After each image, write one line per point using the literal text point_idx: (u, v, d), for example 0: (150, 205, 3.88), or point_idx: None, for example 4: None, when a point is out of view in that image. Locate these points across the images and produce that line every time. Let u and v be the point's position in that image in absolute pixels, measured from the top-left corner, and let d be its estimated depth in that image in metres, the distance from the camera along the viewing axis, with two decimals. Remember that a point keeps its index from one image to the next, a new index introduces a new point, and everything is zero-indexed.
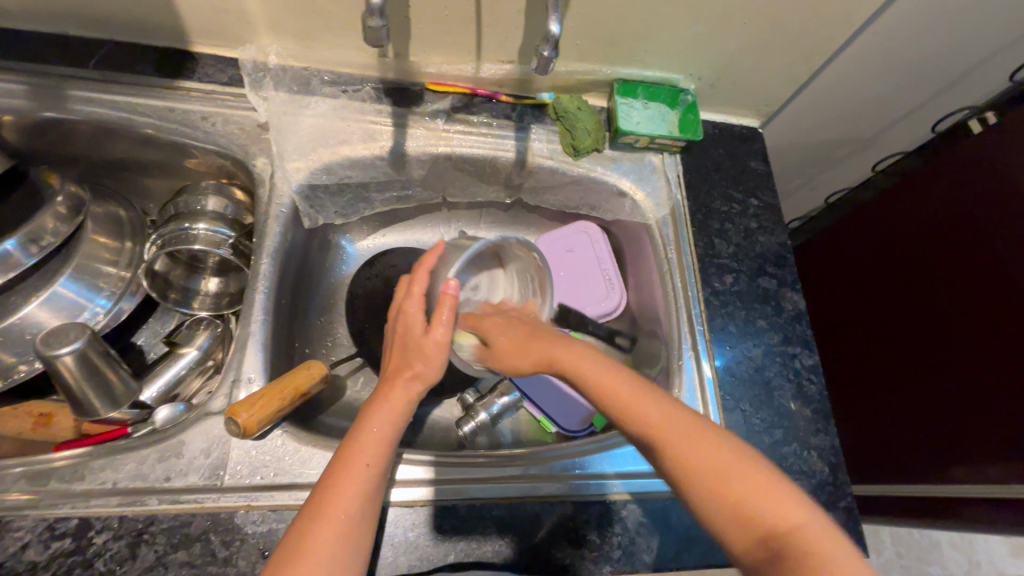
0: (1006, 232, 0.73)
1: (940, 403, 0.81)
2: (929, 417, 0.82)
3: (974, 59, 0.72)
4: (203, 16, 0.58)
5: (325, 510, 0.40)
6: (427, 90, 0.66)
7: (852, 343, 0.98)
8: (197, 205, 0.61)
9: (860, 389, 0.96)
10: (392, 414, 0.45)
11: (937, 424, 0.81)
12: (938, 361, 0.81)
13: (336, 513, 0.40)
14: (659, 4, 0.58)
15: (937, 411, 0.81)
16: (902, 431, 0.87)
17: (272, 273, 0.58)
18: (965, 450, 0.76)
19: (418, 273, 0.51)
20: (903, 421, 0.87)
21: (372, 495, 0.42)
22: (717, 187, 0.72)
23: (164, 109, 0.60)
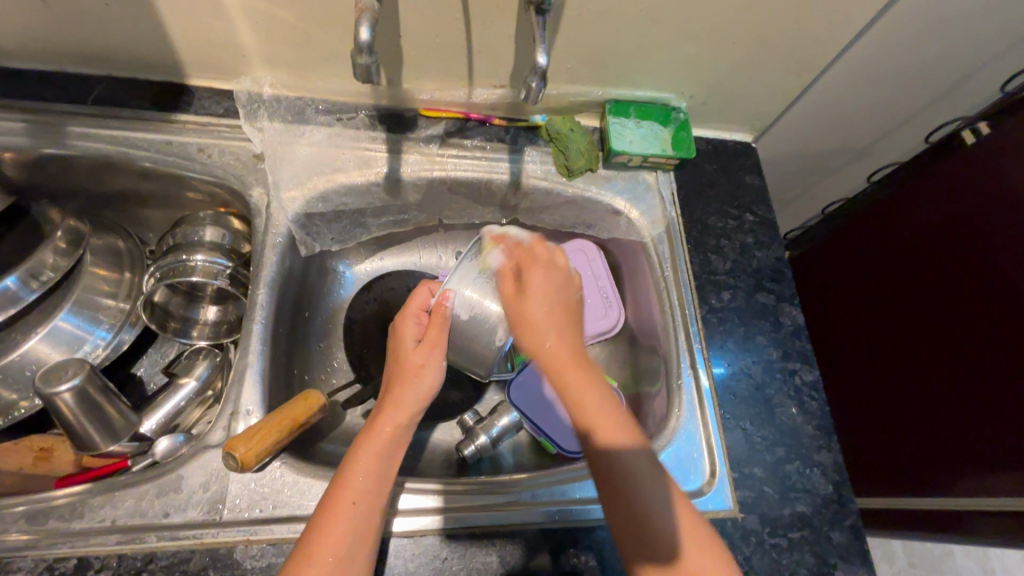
0: (1001, 240, 0.73)
1: (944, 414, 0.80)
2: (933, 429, 0.81)
3: (964, 70, 0.72)
4: (199, 51, 0.59)
5: (313, 554, 0.42)
6: (421, 116, 0.67)
7: (854, 353, 0.97)
8: (195, 236, 0.62)
9: (862, 400, 0.95)
10: (379, 444, 0.48)
11: (941, 434, 0.80)
12: (940, 371, 0.81)
13: (325, 556, 0.42)
14: (647, 26, 0.58)
15: (942, 423, 0.80)
16: (906, 442, 0.86)
17: (269, 303, 0.58)
18: (970, 461, 0.75)
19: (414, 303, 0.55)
20: (906, 432, 0.86)
21: (366, 526, 0.44)
22: (713, 203, 0.72)
23: (162, 142, 0.61)
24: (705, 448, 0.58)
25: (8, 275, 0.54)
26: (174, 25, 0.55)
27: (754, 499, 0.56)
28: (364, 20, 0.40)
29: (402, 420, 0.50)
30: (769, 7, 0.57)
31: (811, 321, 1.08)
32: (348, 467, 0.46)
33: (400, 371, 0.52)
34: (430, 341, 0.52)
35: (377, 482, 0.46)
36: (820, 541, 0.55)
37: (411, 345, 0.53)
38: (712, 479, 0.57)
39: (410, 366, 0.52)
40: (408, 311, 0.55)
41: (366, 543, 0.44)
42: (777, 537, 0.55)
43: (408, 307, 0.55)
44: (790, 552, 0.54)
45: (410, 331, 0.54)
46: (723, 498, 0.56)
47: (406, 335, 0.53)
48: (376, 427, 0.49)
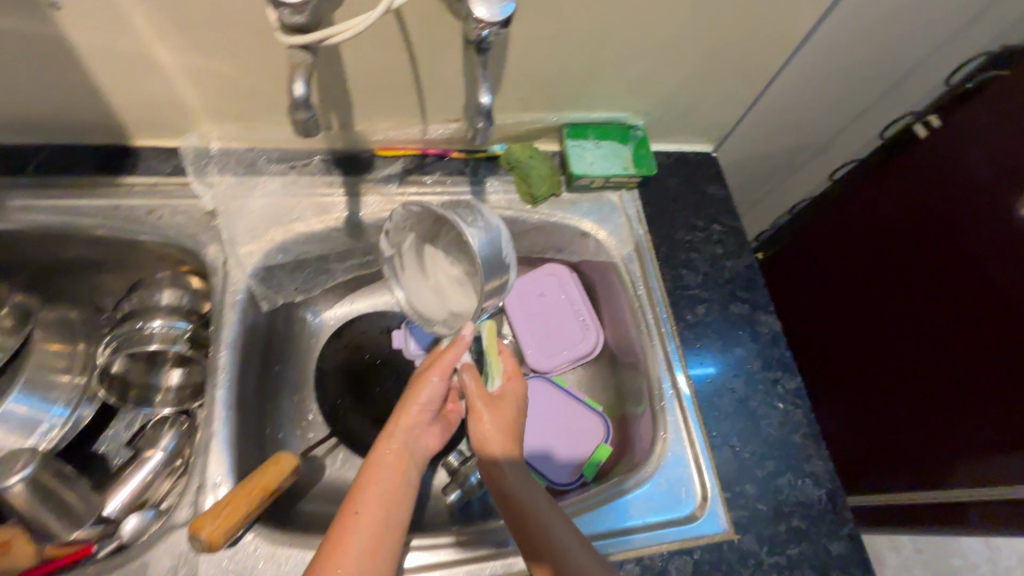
0: (966, 226, 0.74)
1: (926, 404, 0.80)
2: (919, 419, 0.81)
3: (908, 64, 0.74)
4: (140, 112, 0.57)
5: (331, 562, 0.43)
6: (377, 156, 0.66)
7: (834, 349, 0.97)
8: (151, 299, 0.60)
9: (847, 395, 0.95)
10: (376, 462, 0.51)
11: (927, 424, 0.80)
12: (918, 360, 0.81)
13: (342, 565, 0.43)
14: (594, 50, 0.58)
15: (927, 414, 0.80)
16: (894, 435, 0.85)
17: (234, 364, 0.55)
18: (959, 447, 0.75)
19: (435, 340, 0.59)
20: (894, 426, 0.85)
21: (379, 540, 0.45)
22: (679, 217, 0.71)
23: (109, 208, 0.58)
24: (694, 469, 0.57)
25: None
26: (110, 87, 0.53)
27: (749, 518, 0.55)
28: (298, 75, 0.39)
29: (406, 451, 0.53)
30: (715, 20, 0.57)
31: (790, 319, 1.08)
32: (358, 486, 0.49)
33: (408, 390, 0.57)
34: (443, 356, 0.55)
35: (388, 500, 0.48)
36: (818, 555, 0.54)
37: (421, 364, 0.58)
38: (704, 503, 0.55)
39: (416, 383, 0.56)
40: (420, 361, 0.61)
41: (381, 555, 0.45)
42: (775, 555, 0.54)
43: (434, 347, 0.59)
44: (790, 570, 0.53)
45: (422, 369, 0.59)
46: (717, 521, 0.55)
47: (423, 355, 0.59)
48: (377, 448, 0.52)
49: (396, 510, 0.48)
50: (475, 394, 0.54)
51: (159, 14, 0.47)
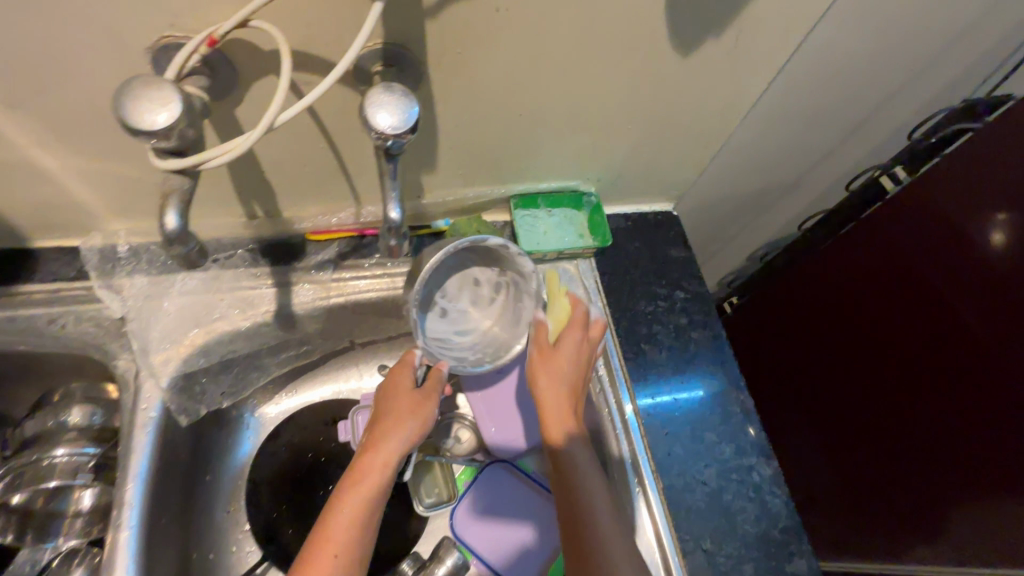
0: (938, 276, 0.71)
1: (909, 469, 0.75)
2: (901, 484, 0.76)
3: (866, 109, 0.71)
4: (33, 214, 0.51)
5: None
6: (309, 241, 0.60)
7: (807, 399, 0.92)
8: (57, 421, 0.54)
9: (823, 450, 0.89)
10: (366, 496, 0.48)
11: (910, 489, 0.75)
12: (899, 417, 0.76)
13: None
14: (533, 125, 0.54)
15: (909, 478, 0.75)
16: (875, 497, 0.81)
17: (144, 495, 0.49)
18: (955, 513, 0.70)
19: (403, 363, 0.56)
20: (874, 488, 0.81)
21: None
22: (640, 285, 0.67)
23: (3, 320, 0.52)
24: None
25: None
26: None
27: None
28: (170, 205, 0.34)
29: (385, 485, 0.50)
30: (659, 89, 0.53)
31: (761, 370, 1.03)
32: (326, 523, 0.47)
33: (380, 414, 0.53)
34: (428, 393, 0.54)
35: (358, 539, 0.47)
36: None
37: (404, 391, 0.54)
38: None
39: (399, 411, 0.52)
40: (400, 364, 0.55)
41: None
42: None
43: (401, 360, 0.56)
44: None
45: (405, 383, 0.55)
46: None
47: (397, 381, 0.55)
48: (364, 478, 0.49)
49: (361, 552, 0.47)
50: (535, 340, 0.55)
51: (34, 121, 0.42)
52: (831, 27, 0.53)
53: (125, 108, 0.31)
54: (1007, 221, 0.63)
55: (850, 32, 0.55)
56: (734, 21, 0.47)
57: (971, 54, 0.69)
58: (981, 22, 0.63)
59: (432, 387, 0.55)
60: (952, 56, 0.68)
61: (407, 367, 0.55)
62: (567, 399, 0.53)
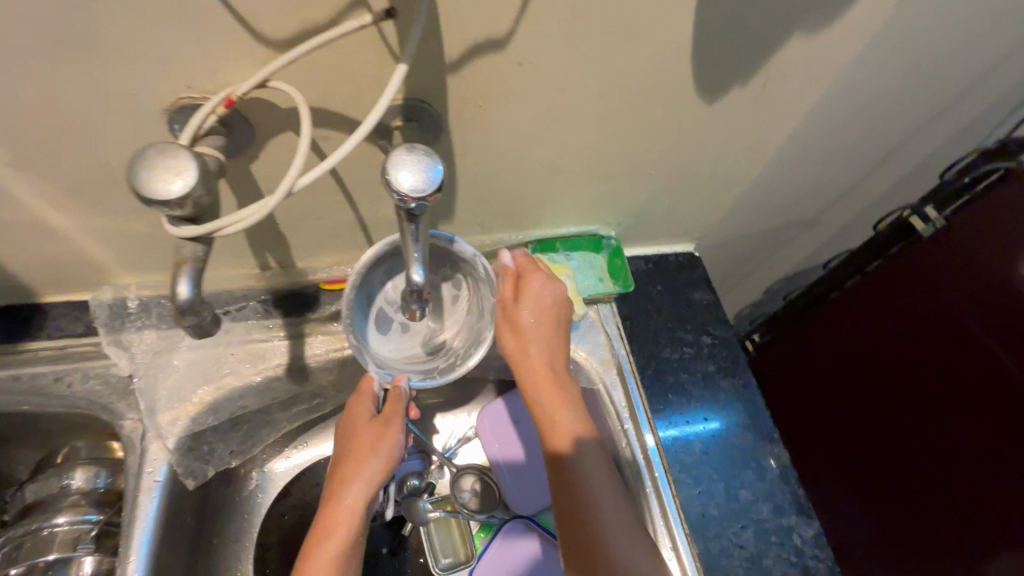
0: (967, 314, 0.69)
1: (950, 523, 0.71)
2: (939, 538, 0.72)
3: (889, 145, 0.69)
4: (43, 270, 0.50)
5: None
6: (323, 290, 0.58)
7: (832, 443, 0.87)
8: (60, 484, 0.52)
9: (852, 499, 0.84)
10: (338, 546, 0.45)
11: (949, 543, 0.71)
12: (936, 466, 0.72)
13: None
14: (554, 174, 0.53)
15: (948, 532, 0.71)
16: (913, 552, 0.76)
17: (147, 570, 0.46)
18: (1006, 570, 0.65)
19: (362, 391, 0.49)
20: (911, 542, 0.76)
21: None
22: (664, 331, 0.64)
23: (8, 378, 0.51)
24: None
25: None
26: (3, 253, 0.47)
27: None
28: (183, 273, 0.32)
29: (354, 526, 0.46)
30: (683, 135, 0.52)
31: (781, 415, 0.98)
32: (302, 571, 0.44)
33: (341, 452, 0.48)
34: (391, 419, 0.48)
35: None
36: None
37: (365, 422, 0.48)
38: None
39: (360, 447, 0.47)
40: (358, 395, 0.49)
41: None
42: None
43: (358, 390, 0.50)
44: None
45: (364, 415, 0.48)
46: None
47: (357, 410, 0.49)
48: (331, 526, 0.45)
49: None
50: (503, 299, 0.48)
51: (44, 182, 0.41)
52: (859, 70, 0.51)
53: (139, 176, 0.30)
54: None
55: (877, 74, 0.53)
56: (761, 68, 0.46)
57: (998, 90, 0.67)
58: (1008, 59, 0.62)
59: (393, 411, 0.48)
60: (978, 93, 0.66)
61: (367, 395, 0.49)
62: (559, 387, 0.48)
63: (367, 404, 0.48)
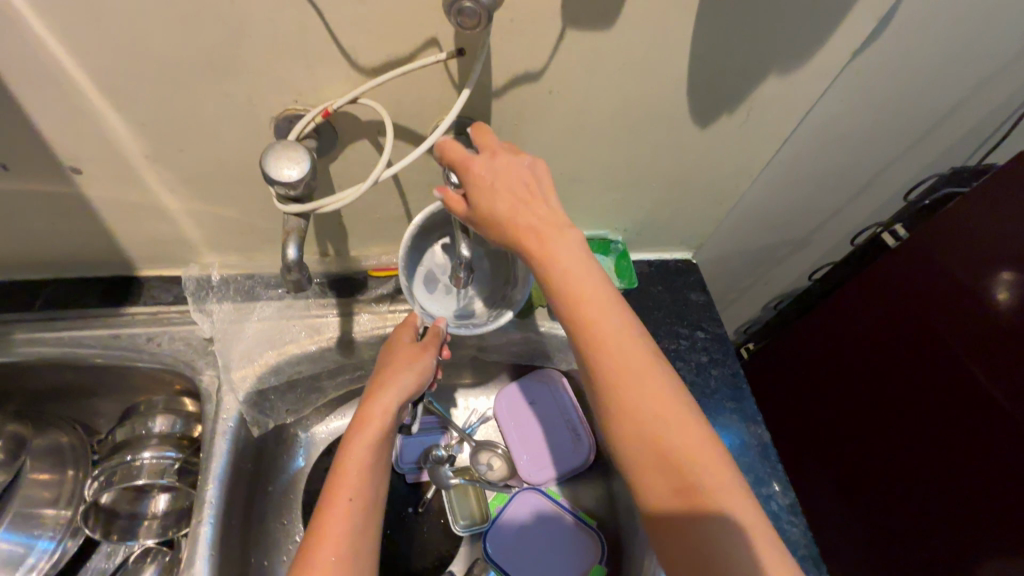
0: (933, 321, 0.76)
1: (922, 512, 0.78)
2: (914, 527, 0.79)
3: (865, 173, 0.79)
4: (146, 248, 0.61)
5: (314, 556, 0.44)
6: (370, 277, 0.68)
7: (820, 442, 0.95)
8: (144, 427, 0.62)
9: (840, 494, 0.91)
10: (372, 438, 0.51)
11: (922, 529, 0.78)
12: (908, 459, 0.79)
13: (327, 556, 0.44)
14: (572, 183, 0.63)
15: (920, 521, 0.78)
16: (893, 541, 0.83)
17: (220, 497, 0.55)
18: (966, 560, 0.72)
19: (405, 325, 0.58)
20: (891, 530, 0.83)
21: (360, 529, 0.47)
22: (663, 325, 0.73)
23: (109, 336, 0.61)
24: None
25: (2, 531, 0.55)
26: (120, 231, 0.57)
27: None
28: (291, 239, 0.43)
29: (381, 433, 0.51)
30: (681, 155, 0.62)
31: (777, 416, 1.06)
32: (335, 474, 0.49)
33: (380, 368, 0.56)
34: (429, 341, 0.56)
35: (368, 486, 0.49)
36: None
37: (406, 344, 0.56)
38: None
39: (398, 361, 0.55)
40: (404, 324, 0.58)
41: (362, 549, 0.46)
42: None
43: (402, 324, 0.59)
44: None
45: (407, 338, 0.57)
46: None
47: (398, 338, 0.57)
48: (366, 421, 0.51)
49: (371, 487, 0.49)
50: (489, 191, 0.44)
51: (168, 172, 0.52)
52: (829, 106, 0.62)
53: (268, 163, 0.41)
54: (1011, 282, 0.67)
55: (845, 110, 0.64)
56: (744, 101, 0.56)
57: (960, 128, 0.77)
58: (965, 101, 0.72)
59: (431, 338, 0.56)
60: (943, 130, 0.76)
61: (410, 323, 0.59)
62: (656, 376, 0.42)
63: (405, 336, 0.57)
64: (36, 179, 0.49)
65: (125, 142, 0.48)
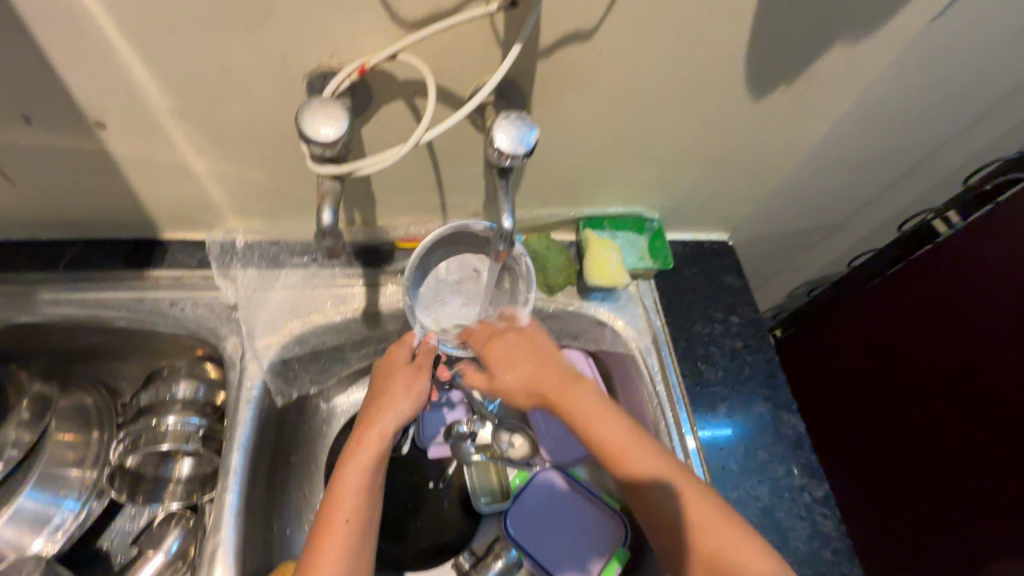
0: (978, 315, 0.72)
1: (950, 508, 0.76)
2: (940, 523, 0.78)
3: (918, 155, 0.75)
4: (171, 210, 0.59)
5: None
6: (397, 248, 0.66)
7: (847, 433, 0.93)
8: (168, 392, 0.60)
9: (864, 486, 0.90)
10: (366, 466, 0.50)
11: (949, 525, 0.76)
12: (939, 455, 0.77)
13: None
14: (612, 156, 0.60)
15: (947, 517, 0.77)
16: (916, 536, 0.81)
17: (245, 465, 0.55)
18: (988, 558, 0.71)
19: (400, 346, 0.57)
20: (915, 525, 0.82)
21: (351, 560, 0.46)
22: (697, 308, 0.71)
23: (134, 299, 0.60)
24: None
25: (29, 491, 0.55)
26: (144, 191, 0.55)
27: None
28: (326, 203, 0.42)
29: (375, 460, 0.50)
30: (730, 130, 0.58)
31: (800, 405, 1.03)
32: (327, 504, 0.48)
33: (375, 391, 0.55)
34: (422, 363, 0.55)
35: (362, 515, 0.48)
36: None
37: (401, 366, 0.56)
38: None
39: (391, 387, 0.54)
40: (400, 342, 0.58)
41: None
42: None
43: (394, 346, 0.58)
44: None
45: (402, 359, 0.57)
46: None
47: (394, 360, 0.56)
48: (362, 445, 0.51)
49: (365, 518, 0.48)
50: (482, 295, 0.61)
51: (195, 131, 0.49)
52: (892, 82, 0.58)
53: (304, 122, 0.38)
54: None
55: (908, 85, 0.59)
56: (804, 72, 0.53)
57: None
58: None
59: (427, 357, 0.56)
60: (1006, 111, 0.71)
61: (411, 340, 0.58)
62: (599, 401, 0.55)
63: (400, 357, 0.56)
64: (59, 133, 0.47)
65: (151, 97, 0.46)
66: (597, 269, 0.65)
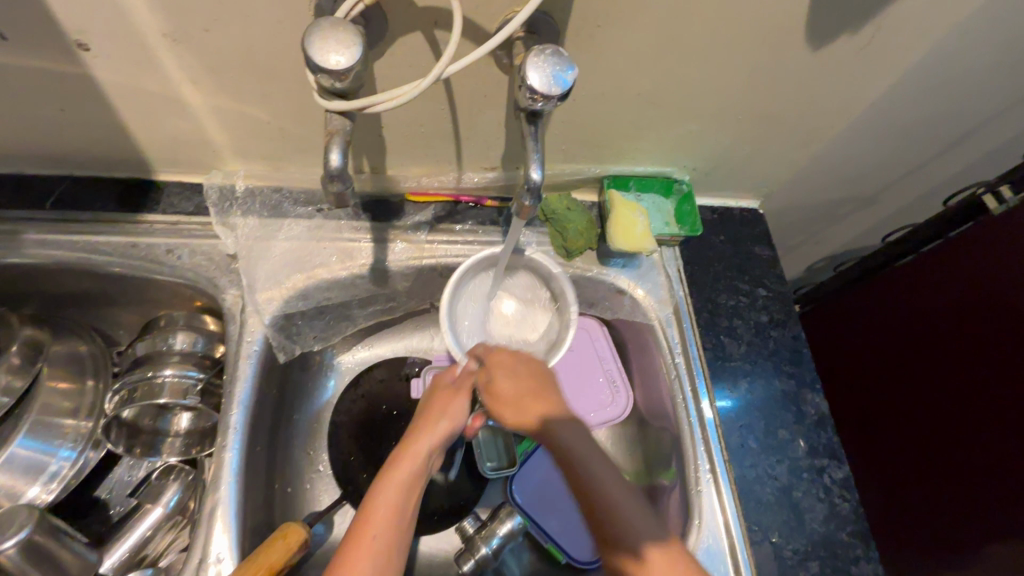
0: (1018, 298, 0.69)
1: (966, 494, 0.75)
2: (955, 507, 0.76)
3: (973, 124, 0.69)
4: (166, 148, 0.54)
5: None
6: (408, 201, 0.62)
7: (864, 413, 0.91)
8: (165, 343, 0.57)
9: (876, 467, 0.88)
10: (398, 488, 0.48)
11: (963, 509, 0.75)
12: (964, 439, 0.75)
13: None
14: (647, 108, 0.55)
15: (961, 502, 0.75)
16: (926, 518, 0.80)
17: (245, 423, 0.52)
18: (1000, 543, 0.70)
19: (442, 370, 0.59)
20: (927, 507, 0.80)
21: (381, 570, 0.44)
22: (722, 279, 0.67)
23: (127, 245, 0.56)
24: (731, 567, 0.53)
25: (23, 438, 0.53)
26: (136, 126, 0.51)
27: None
28: (335, 143, 0.38)
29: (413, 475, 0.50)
30: (779, 84, 0.53)
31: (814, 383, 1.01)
32: (365, 509, 0.47)
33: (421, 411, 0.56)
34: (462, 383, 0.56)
35: (397, 522, 0.46)
36: None
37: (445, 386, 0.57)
38: None
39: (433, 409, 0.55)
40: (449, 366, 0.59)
41: None
42: None
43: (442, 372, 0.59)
44: None
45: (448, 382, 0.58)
46: None
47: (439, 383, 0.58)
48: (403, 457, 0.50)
49: (400, 529, 0.46)
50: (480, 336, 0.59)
51: (190, 59, 0.44)
52: (962, 36, 0.52)
53: (312, 47, 0.34)
54: None
55: (980, 41, 0.53)
56: (870, 19, 0.47)
57: None
58: None
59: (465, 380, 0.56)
60: None
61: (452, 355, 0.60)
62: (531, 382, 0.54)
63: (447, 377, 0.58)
64: (38, 54, 0.42)
65: (140, 16, 0.40)
66: (622, 233, 0.61)
